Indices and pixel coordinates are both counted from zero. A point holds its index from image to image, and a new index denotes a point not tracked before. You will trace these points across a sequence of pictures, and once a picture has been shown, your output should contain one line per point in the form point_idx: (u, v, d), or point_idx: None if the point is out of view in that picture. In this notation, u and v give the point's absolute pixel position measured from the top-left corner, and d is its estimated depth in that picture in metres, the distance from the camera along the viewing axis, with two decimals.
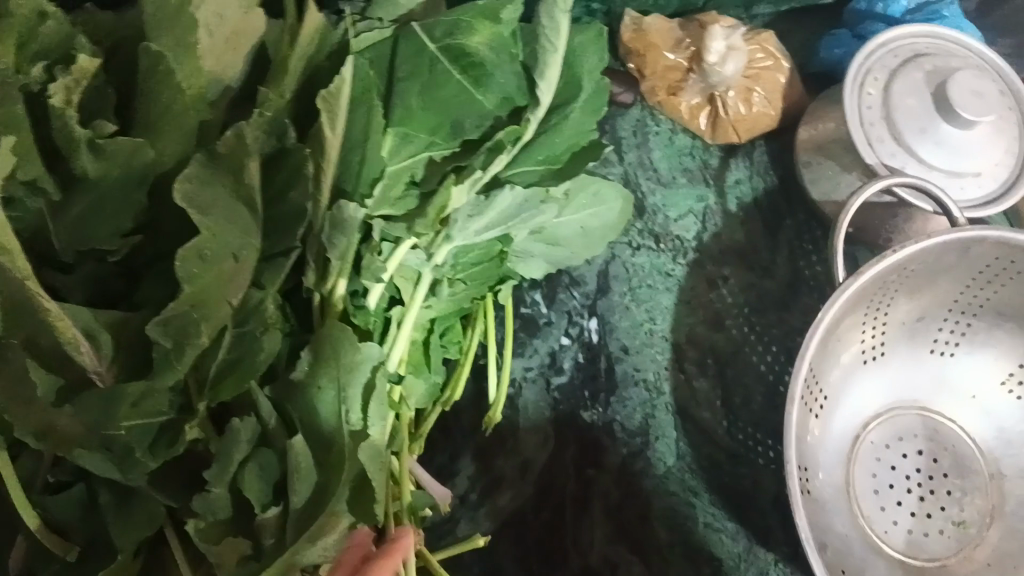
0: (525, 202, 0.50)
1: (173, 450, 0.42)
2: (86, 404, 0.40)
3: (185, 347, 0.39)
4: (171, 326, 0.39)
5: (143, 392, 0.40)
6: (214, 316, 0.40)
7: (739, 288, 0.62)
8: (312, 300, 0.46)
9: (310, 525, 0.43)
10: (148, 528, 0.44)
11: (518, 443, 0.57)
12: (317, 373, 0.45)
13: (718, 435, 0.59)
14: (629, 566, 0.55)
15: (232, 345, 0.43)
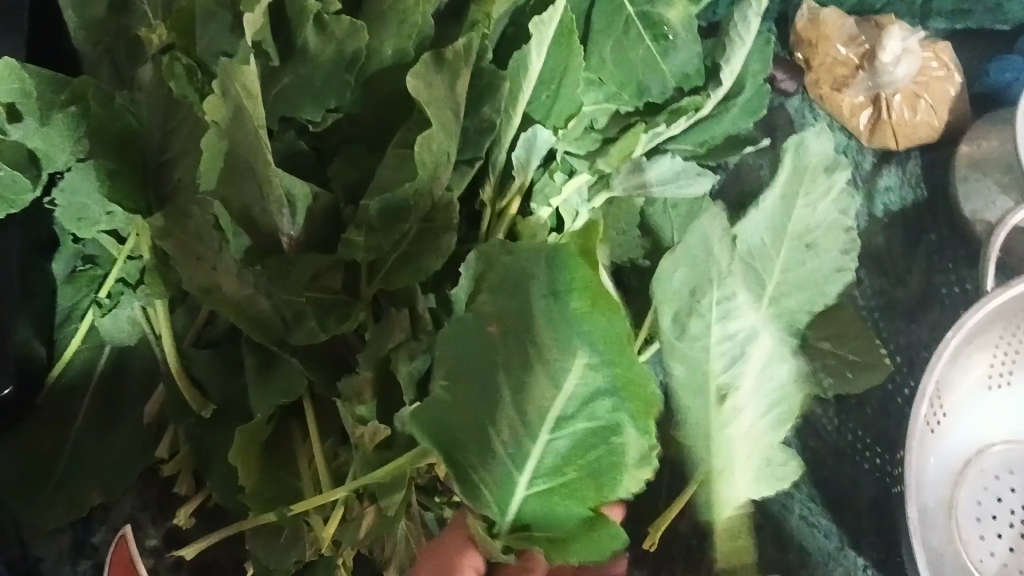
0: (681, 172, 0.53)
1: (343, 325, 0.46)
2: (279, 265, 0.44)
3: (392, 228, 0.44)
4: (386, 205, 0.43)
5: (326, 267, 0.45)
6: (415, 207, 0.44)
7: (871, 292, 0.62)
8: (484, 214, 0.50)
9: None
10: (284, 397, 0.46)
11: None
12: None
13: (828, 431, 0.59)
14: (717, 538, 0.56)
15: (414, 240, 0.46)
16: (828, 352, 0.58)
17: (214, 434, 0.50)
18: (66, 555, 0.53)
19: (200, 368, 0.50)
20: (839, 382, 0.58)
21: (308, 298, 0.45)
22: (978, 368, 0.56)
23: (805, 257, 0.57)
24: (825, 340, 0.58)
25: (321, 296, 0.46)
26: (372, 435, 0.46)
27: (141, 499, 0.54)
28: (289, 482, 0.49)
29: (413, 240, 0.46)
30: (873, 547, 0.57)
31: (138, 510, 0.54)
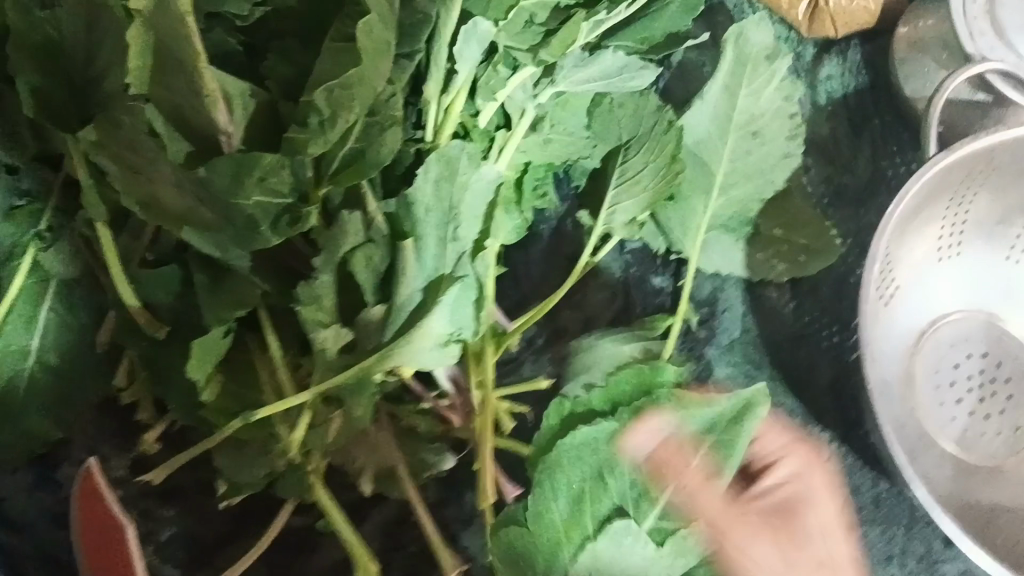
0: (627, 65, 0.52)
1: (296, 229, 0.44)
2: (219, 167, 0.42)
3: (338, 116, 0.42)
4: (333, 95, 0.42)
5: (272, 169, 0.43)
6: (361, 96, 0.42)
7: (822, 178, 0.62)
8: (430, 115, 0.49)
9: (412, 324, 0.47)
10: (238, 308, 0.46)
11: (584, 299, 0.59)
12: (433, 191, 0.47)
13: (786, 315, 0.60)
14: None
15: (359, 135, 0.45)
16: (780, 240, 0.58)
17: (171, 355, 0.49)
18: (31, 493, 0.52)
19: (149, 288, 0.49)
20: (793, 268, 0.58)
21: (255, 202, 0.43)
22: (927, 241, 0.57)
23: (751, 146, 0.57)
24: (775, 229, 0.58)
25: (268, 200, 0.43)
26: (332, 339, 0.47)
27: (101, 429, 0.53)
28: (249, 397, 0.48)
29: (358, 136, 0.45)
30: (834, 423, 0.58)
31: (101, 440, 0.53)
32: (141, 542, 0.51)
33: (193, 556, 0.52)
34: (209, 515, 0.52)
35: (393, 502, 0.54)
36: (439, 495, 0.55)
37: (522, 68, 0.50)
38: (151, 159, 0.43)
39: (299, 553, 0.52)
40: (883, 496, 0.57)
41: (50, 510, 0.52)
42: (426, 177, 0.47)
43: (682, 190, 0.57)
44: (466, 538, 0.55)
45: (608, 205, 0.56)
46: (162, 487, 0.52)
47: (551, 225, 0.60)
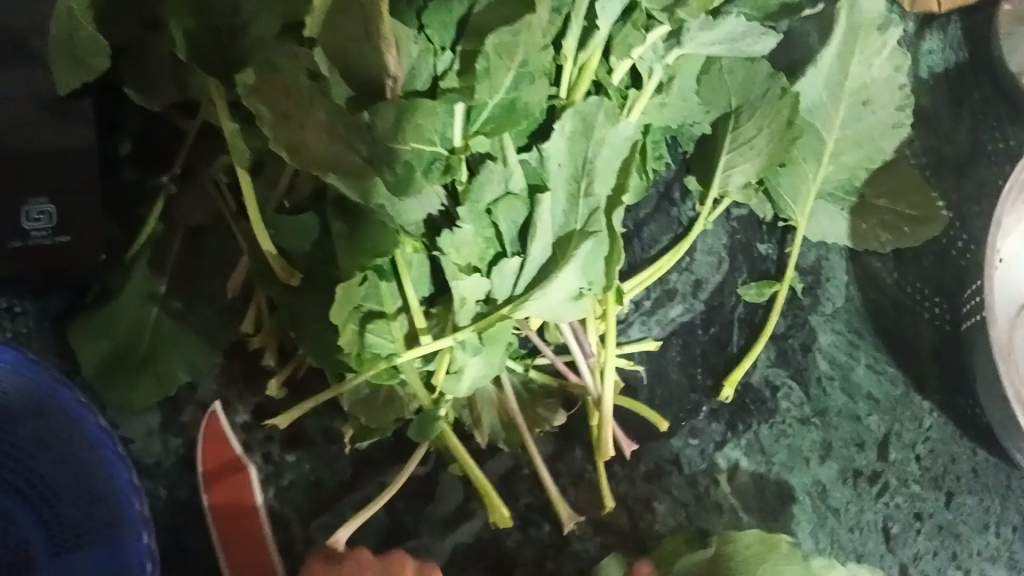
0: (748, 32, 0.53)
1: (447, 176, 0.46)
2: (384, 111, 0.44)
3: (499, 64, 0.44)
4: (500, 44, 0.44)
5: (428, 113, 0.44)
6: (524, 43, 0.44)
7: (922, 151, 0.63)
8: (566, 72, 0.50)
9: (546, 276, 0.48)
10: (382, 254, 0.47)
11: (692, 262, 0.59)
12: (572, 144, 0.48)
13: (889, 283, 0.60)
14: (788, 389, 0.58)
15: (508, 85, 0.45)
16: (887, 209, 0.59)
17: (302, 300, 0.50)
18: (155, 434, 0.53)
19: (286, 234, 0.49)
20: (898, 238, 0.59)
21: (411, 148, 0.45)
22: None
23: (862, 115, 0.58)
24: (882, 199, 0.59)
25: (423, 147, 0.45)
26: (472, 288, 0.47)
27: (225, 375, 0.53)
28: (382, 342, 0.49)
29: (510, 87, 0.46)
30: (936, 391, 0.59)
31: (225, 385, 0.53)
32: (262, 486, 0.52)
33: (314, 503, 0.53)
34: (330, 460, 0.53)
35: (507, 455, 0.55)
36: (552, 450, 0.55)
37: (658, 29, 0.51)
38: (312, 105, 0.44)
39: (418, 499, 0.53)
40: (981, 467, 0.58)
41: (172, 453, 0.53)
42: (562, 127, 0.47)
43: (794, 158, 0.58)
44: (578, 492, 0.55)
45: (722, 169, 0.57)
46: (284, 434, 0.53)
47: (659, 189, 0.60)
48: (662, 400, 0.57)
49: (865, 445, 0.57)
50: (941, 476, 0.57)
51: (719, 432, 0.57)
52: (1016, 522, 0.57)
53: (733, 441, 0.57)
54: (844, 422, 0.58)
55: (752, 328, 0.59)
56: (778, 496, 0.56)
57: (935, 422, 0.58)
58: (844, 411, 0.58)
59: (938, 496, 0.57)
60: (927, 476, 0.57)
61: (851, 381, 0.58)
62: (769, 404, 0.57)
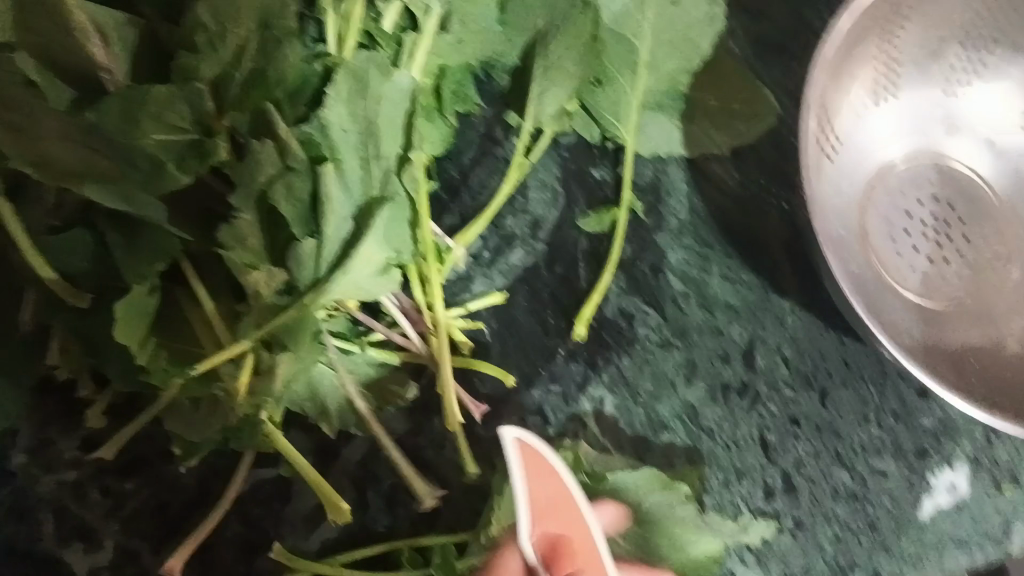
0: None
1: (206, 164, 0.42)
2: (108, 110, 0.40)
3: (229, 32, 0.42)
4: (218, 5, 0.41)
5: (167, 103, 0.41)
6: (246, 7, 0.41)
7: (748, 42, 0.60)
8: (330, 25, 0.46)
9: (343, 251, 0.45)
10: (160, 262, 0.44)
11: (527, 202, 0.56)
12: (345, 107, 0.44)
13: (733, 186, 0.58)
14: (645, 316, 0.55)
15: (254, 55, 0.43)
16: (718, 110, 0.56)
17: (97, 324, 0.47)
18: None
19: (66, 256, 0.46)
20: (733, 137, 0.56)
21: (155, 141, 0.41)
22: (861, 89, 0.57)
23: (674, 15, 0.53)
24: (712, 99, 0.56)
25: (168, 137, 0.42)
26: (266, 278, 0.44)
27: (41, 417, 0.50)
28: (190, 351, 0.46)
29: (254, 56, 0.42)
30: (796, 288, 0.57)
31: (43, 427, 0.50)
32: (106, 519, 0.49)
33: (162, 527, 0.49)
34: (171, 480, 0.50)
35: (362, 439, 0.52)
36: (409, 424, 0.53)
37: None
38: (34, 112, 0.40)
39: (272, 502, 0.51)
40: (851, 356, 0.56)
41: (2, 506, 0.49)
42: (332, 93, 0.43)
43: (607, 73, 0.54)
44: (444, 461, 0.52)
45: (535, 97, 0.53)
46: (117, 463, 0.50)
47: (479, 132, 0.57)
48: (517, 351, 0.54)
49: (730, 357, 0.56)
50: (812, 374, 0.56)
51: (580, 373, 0.54)
52: (895, 408, 0.56)
53: (595, 379, 0.54)
54: (706, 339, 0.56)
55: (598, 260, 0.56)
56: (649, 427, 0.54)
57: (798, 321, 0.56)
58: (705, 327, 0.56)
59: (811, 393, 0.56)
60: (797, 377, 0.56)
61: (707, 295, 0.56)
62: (628, 334, 0.55)
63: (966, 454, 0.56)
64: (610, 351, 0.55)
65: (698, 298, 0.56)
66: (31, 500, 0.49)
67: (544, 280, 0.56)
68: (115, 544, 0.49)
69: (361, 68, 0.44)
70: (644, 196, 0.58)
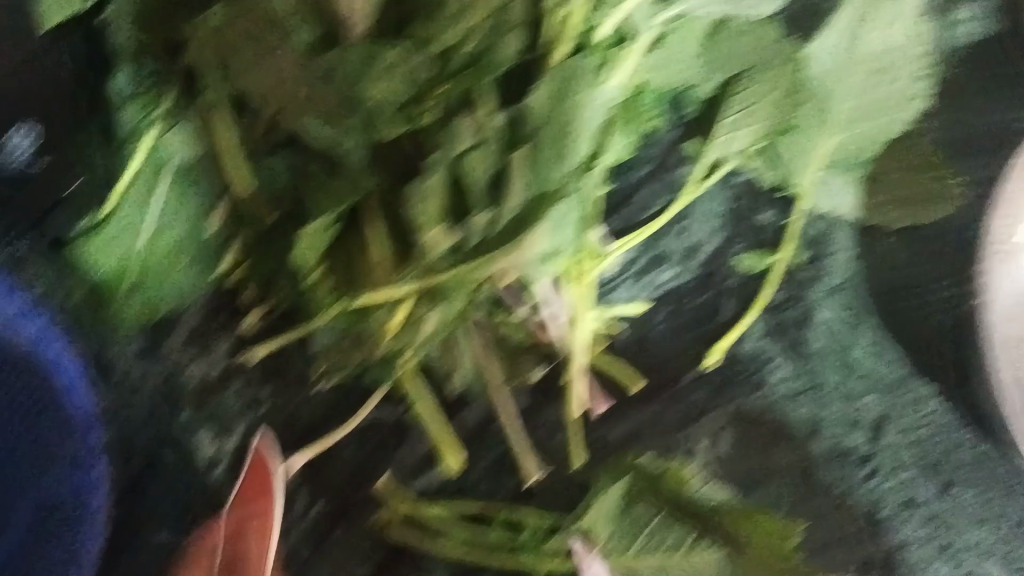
0: None
1: (411, 122, 0.46)
2: (345, 55, 0.44)
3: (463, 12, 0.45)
4: None
5: (395, 60, 0.45)
6: None
7: (948, 126, 0.59)
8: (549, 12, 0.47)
9: (513, 237, 0.46)
10: (347, 200, 0.47)
11: (688, 227, 0.57)
12: (549, 98, 0.46)
13: (901, 263, 0.57)
14: (777, 363, 0.56)
15: (483, 34, 0.46)
16: (902, 184, 0.55)
17: (279, 240, 0.51)
18: (140, 359, 0.54)
19: (265, 174, 0.50)
20: (913, 216, 0.55)
21: (378, 95, 0.45)
22: None
23: (877, 84, 0.53)
24: (898, 172, 0.56)
25: (388, 95, 0.45)
26: (438, 237, 0.47)
27: (206, 312, 0.54)
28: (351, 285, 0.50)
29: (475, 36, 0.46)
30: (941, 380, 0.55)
31: (207, 320, 0.54)
32: (240, 415, 0.54)
33: (285, 440, 0.54)
34: (305, 396, 0.53)
35: (480, 407, 0.55)
36: (527, 405, 0.55)
37: None
38: (279, 46, 0.45)
39: (389, 440, 0.54)
40: (985, 459, 0.54)
41: (155, 381, 0.54)
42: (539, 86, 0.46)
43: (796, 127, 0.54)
44: (551, 446, 0.55)
45: (724, 132, 0.54)
46: (260, 371, 0.54)
47: (659, 152, 0.59)
48: (644, 365, 0.56)
49: (857, 424, 0.55)
50: (938, 467, 0.55)
51: (702, 401, 0.55)
52: (1016, 521, 0.54)
53: (715, 410, 0.55)
54: (835, 401, 0.55)
55: (745, 296, 0.57)
56: (760, 469, 0.55)
57: (937, 409, 0.55)
58: (838, 389, 0.55)
59: (931, 484, 0.54)
60: (920, 463, 0.55)
61: (848, 358, 0.56)
62: (757, 376, 0.56)
63: None
64: (734, 389, 0.55)
65: (835, 360, 0.56)
66: (181, 381, 0.54)
67: (688, 306, 0.57)
68: (243, 439, 0.53)
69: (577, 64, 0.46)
70: (809, 250, 0.58)
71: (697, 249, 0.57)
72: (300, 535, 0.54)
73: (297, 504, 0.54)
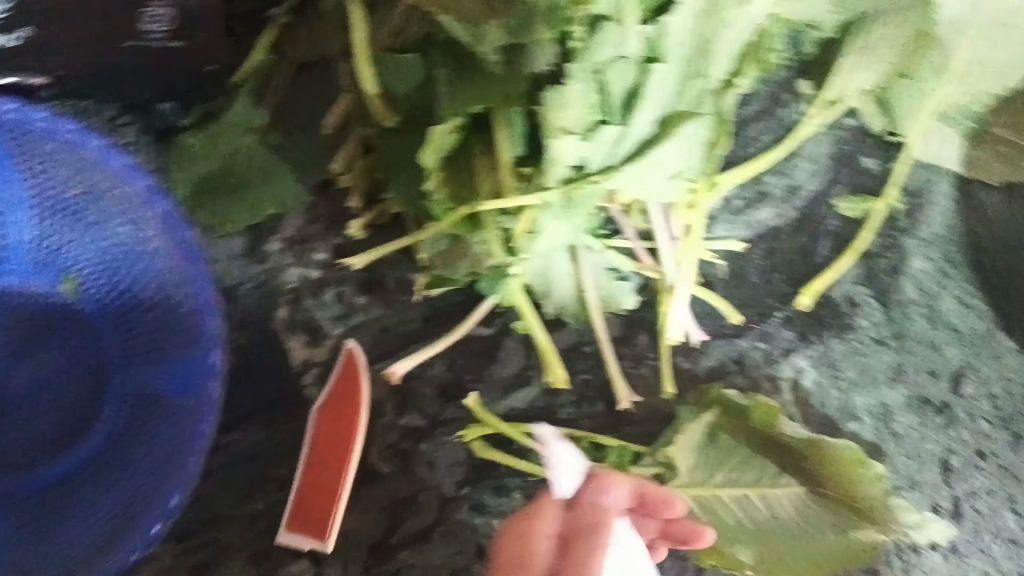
0: None
1: (556, 27, 0.45)
2: None
3: None
4: None
5: None
6: None
7: None
8: None
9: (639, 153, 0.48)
10: (477, 103, 0.46)
11: (792, 167, 0.57)
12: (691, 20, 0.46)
13: (998, 219, 0.57)
14: (868, 309, 0.56)
15: None
16: (1005, 139, 0.55)
17: (395, 144, 0.50)
18: (238, 258, 0.54)
19: (391, 73, 0.50)
20: (1013, 171, 0.56)
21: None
22: None
23: (1000, 37, 0.52)
24: (1006, 128, 0.55)
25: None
26: (567, 149, 0.46)
27: (311, 212, 0.54)
28: (467, 194, 0.49)
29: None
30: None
31: (311, 221, 0.54)
32: (335, 322, 0.54)
33: (380, 346, 0.54)
34: (399, 309, 0.54)
35: (570, 329, 0.55)
36: (619, 331, 0.56)
37: None
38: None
39: (480, 358, 0.54)
40: None
41: (253, 280, 0.54)
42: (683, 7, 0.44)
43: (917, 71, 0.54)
44: (638, 376, 0.55)
45: (844, 70, 0.54)
46: (360, 276, 0.54)
47: (768, 90, 0.58)
48: (738, 299, 0.56)
49: (938, 375, 0.56)
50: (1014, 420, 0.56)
51: (790, 340, 0.56)
52: None
53: (803, 351, 0.56)
54: (921, 349, 0.56)
55: (841, 242, 0.57)
56: (841, 411, 0.56)
57: (1018, 364, 0.56)
58: (924, 339, 0.56)
59: (1006, 435, 0.56)
60: (998, 416, 0.56)
61: (937, 311, 0.56)
62: (847, 320, 0.56)
63: None
64: (823, 331, 0.56)
65: (925, 311, 0.56)
66: (281, 280, 0.54)
67: (784, 245, 0.57)
68: (336, 346, 0.53)
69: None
70: (908, 199, 0.58)
71: (799, 190, 0.57)
72: (379, 457, 0.53)
73: (386, 417, 0.53)
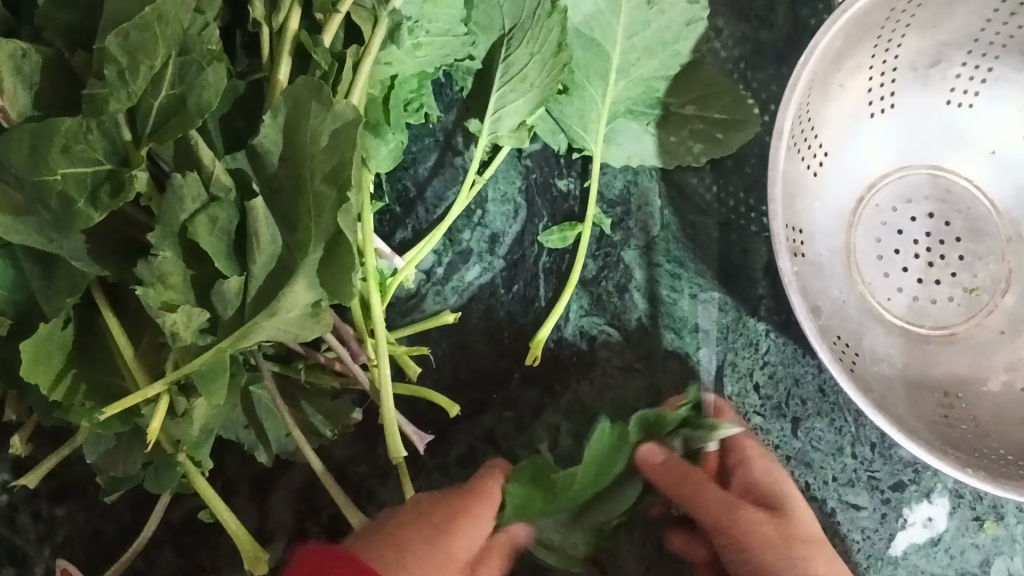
0: None
1: (117, 200, 0.38)
2: (13, 143, 0.37)
3: (138, 62, 0.37)
4: (128, 41, 0.36)
5: (76, 133, 0.37)
6: (162, 35, 0.37)
7: (736, 40, 0.54)
8: (262, 33, 0.43)
9: (271, 296, 0.41)
10: (70, 296, 0.40)
11: (485, 215, 0.53)
12: (269, 134, 0.40)
13: (708, 202, 0.54)
14: (608, 343, 0.53)
15: (173, 79, 0.39)
16: (693, 118, 0.51)
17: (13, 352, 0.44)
18: None
19: None
20: (710, 147, 0.51)
21: (64, 175, 0.37)
22: (855, 92, 0.51)
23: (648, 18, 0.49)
24: (688, 106, 0.51)
25: (84, 170, 0.38)
26: (185, 319, 0.40)
27: None
28: (111, 384, 0.44)
29: (172, 81, 0.39)
30: (770, 314, 0.53)
31: None
32: (39, 545, 0.49)
33: (95, 555, 0.49)
34: (104, 506, 0.49)
35: (302, 468, 0.50)
36: (354, 448, 0.51)
37: None
38: None
39: (207, 530, 0.49)
40: (829, 383, 0.53)
41: None
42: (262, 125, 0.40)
43: (572, 83, 0.50)
44: (386, 492, 0.51)
45: (492, 109, 0.49)
46: (50, 486, 0.49)
47: (437, 139, 0.53)
48: (468, 375, 0.52)
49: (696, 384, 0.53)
50: (788, 404, 0.53)
51: (535, 399, 0.52)
52: (874, 439, 0.53)
53: (550, 407, 0.52)
54: (670, 364, 0.53)
55: (559, 278, 0.53)
56: None
57: (773, 345, 0.53)
58: (671, 350, 0.53)
59: (782, 424, 0.53)
60: (768, 405, 0.53)
61: (675, 317, 0.53)
62: (587, 358, 0.52)
63: (947, 488, 0.53)
64: (566, 377, 0.52)
65: (664, 322, 0.53)
66: None
67: (501, 301, 0.53)
68: (49, 567, 0.49)
69: (292, 91, 0.40)
70: (617, 211, 0.54)
71: (502, 237, 0.53)
72: None
73: None
